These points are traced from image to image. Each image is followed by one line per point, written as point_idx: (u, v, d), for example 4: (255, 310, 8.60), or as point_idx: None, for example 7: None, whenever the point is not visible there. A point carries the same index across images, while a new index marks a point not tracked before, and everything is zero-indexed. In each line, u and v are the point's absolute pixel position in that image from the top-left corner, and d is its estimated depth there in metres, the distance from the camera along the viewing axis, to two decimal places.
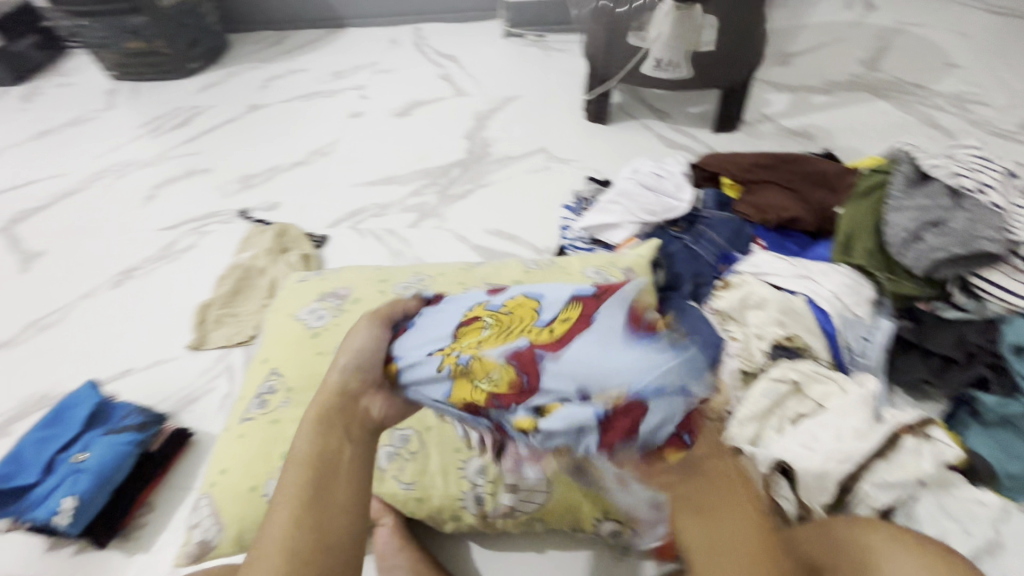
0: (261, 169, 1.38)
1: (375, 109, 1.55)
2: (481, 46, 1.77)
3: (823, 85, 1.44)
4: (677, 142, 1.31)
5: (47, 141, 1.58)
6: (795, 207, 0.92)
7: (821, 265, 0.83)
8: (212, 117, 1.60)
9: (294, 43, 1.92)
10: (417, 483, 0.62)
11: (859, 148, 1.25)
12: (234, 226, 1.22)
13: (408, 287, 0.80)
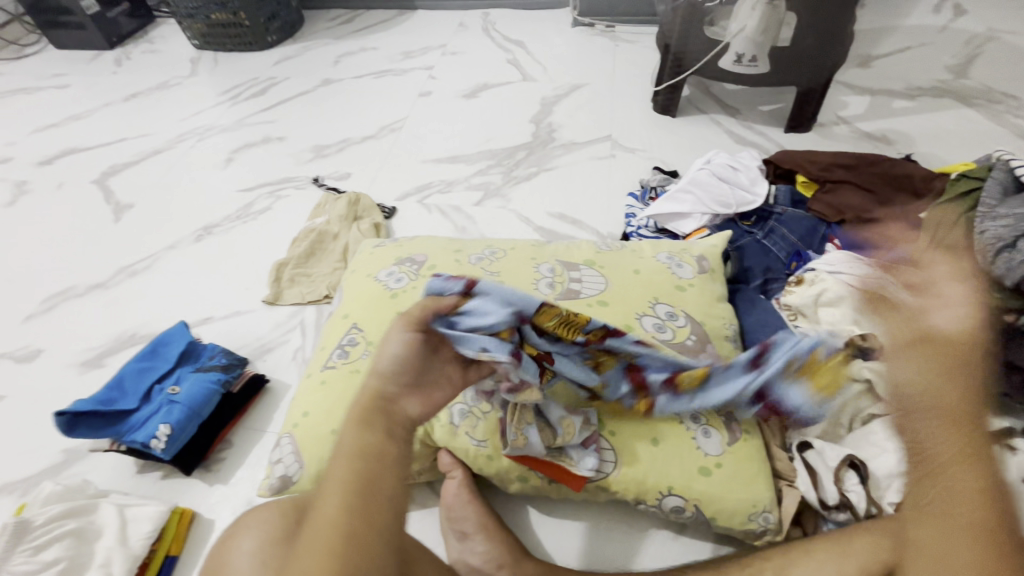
0: (333, 141, 1.43)
1: (443, 90, 1.58)
2: (549, 33, 1.78)
3: (905, 90, 1.39)
4: (746, 139, 1.29)
5: (136, 102, 1.68)
6: (875, 208, 0.90)
7: (900, 268, 0.81)
8: (287, 88, 1.67)
9: (366, 22, 1.98)
10: (488, 442, 0.65)
11: (942, 156, 1.20)
12: (308, 192, 1.27)
13: (482, 258, 0.83)
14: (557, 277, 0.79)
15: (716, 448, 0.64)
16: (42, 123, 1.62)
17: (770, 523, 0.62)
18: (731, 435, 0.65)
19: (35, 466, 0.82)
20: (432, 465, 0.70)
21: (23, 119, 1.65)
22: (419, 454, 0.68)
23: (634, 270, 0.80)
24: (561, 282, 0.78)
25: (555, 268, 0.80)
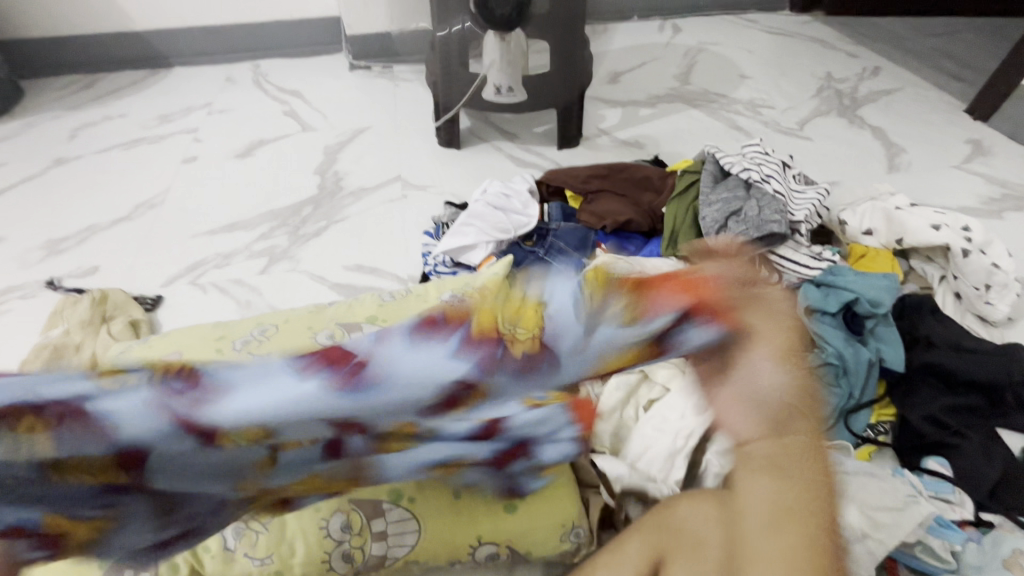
0: (73, 231, 1.20)
1: (213, 152, 1.43)
2: (326, 80, 1.73)
3: (646, 99, 1.61)
4: (527, 161, 1.37)
5: None
6: (628, 211, 1.00)
7: (653, 261, 0.91)
8: (3, 176, 1.37)
9: (110, 86, 1.72)
10: (273, 556, 0.57)
11: (681, 153, 1.41)
12: (40, 300, 1.04)
13: (249, 340, 0.74)
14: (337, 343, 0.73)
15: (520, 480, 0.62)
16: None
17: (580, 538, 0.64)
18: None
19: None
20: None
21: None
22: None
23: None
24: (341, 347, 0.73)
25: (334, 333, 0.75)
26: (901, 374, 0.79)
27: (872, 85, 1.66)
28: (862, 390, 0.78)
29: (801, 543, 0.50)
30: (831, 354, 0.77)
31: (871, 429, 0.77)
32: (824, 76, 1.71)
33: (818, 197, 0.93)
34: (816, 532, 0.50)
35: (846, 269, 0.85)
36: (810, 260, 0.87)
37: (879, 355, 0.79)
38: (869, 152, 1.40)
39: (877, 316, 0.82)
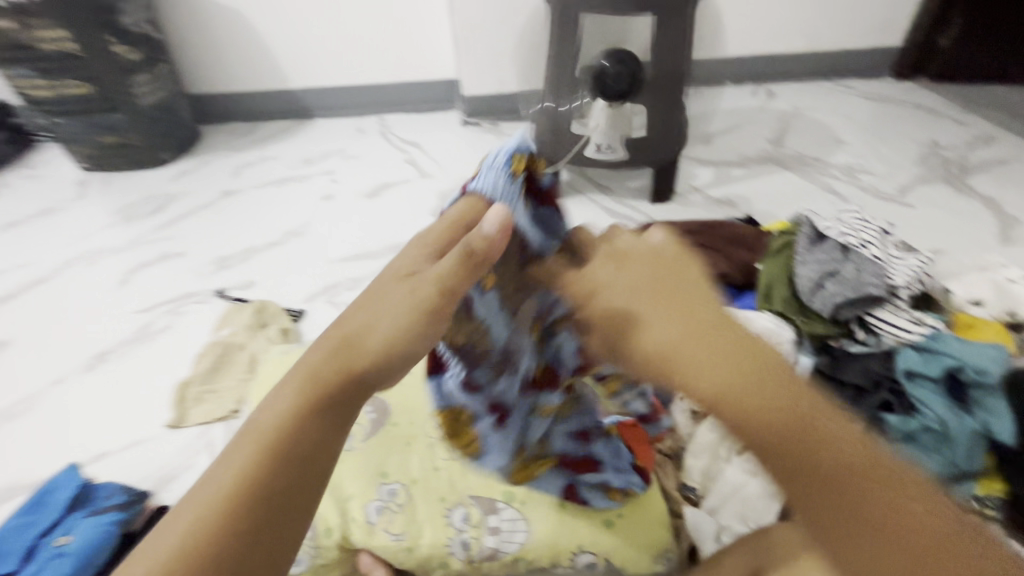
0: (237, 251, 1.44)
1: (346, 192, 1.66)
2: (442, 133, 1.96)
3: (739, 161, 1.68)
4: (621, 213, 1.48)
5: (15, 232, 1.59)
6: (722, 265, 1.07)
7: (747, 313, 0.97)
8: (186, 203, 1.67)
9: (266, 132, 2.06)
10: (406, 534, 0.67)
11: (773, 213, 1.46)
12: (212, 305, 1.26)
13: None
14: None
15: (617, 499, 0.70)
16: None
17: (671, 563, 0.69)
18: None
19: None
20: (354, 569, 0.70)
21: None
22: (339, 560, 0.68)
23: None
24: None
25: None
26: (1013, 449, 0.77)
27: (983, 154, 1.63)
28: (967, 460, 0.78)
29: (769, 375, 0.44)
30: (931, 419, 0.79)
31: (977, 501, 0.77)
32: (929, 144, 1.70)
33: (919, 264, 0.95)
34: (801, 408, 0.43)
35: (949, 336, 0.86)
36: (911, 324, 0.88)
37: (985, 426, 0.79)
38: (979, 221, 1.37)
39: (984, 386, 0.81)
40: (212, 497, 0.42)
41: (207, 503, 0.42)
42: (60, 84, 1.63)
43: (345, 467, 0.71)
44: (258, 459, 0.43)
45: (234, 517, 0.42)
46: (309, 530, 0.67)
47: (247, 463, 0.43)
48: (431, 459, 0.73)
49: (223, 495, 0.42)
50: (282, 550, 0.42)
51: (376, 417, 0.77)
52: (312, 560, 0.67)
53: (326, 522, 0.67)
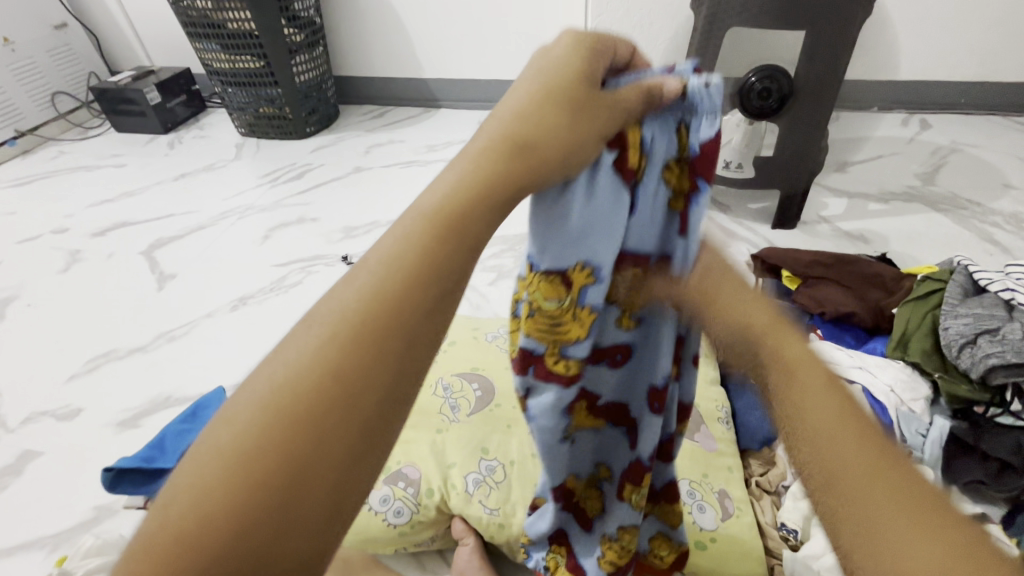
0: (361, 223, 1.56)
1: None
2: None
3: (879, 194, 1.55)
4: (738, 235, 1.43)
5: (184, 182, 1.85)
6: (851, 303, 1.00)
7: (876, 359, 0.90)
8: (322, 174, 1.85)
9: (395, 117, 2.20)
10: (500, 510, 0.70)
11: (915, 256, 1.32)
12: (338, 269, 1.38)
13: (497, 336, 0.92)
14: None
15: (711, 523, 0.70)
16: (96, 199, 1.77)
17: None
18: (724, 511, 0.71)
19: (64, 523, 0.85)
20: (445, 531, 0.74)
21: (80, 195, 1.80)
22: (435, 521, 0.72)
23: None
24: None
25: None
26: None
27: None
28: None
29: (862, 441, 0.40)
30: None
31: None
32: None
33: None
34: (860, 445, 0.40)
35: None
36: None
37: None
38: None
39: None
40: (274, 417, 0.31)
41: (325, 336, 0.34)
42: (237, 60, 1.87)
43: (449, 436, 0.77)
44: (357, 338, 0.33)
45: (364, 336, 0.34)
46: (414, 487, 0.73)
47: (389, 283, 0.35)
48: (530, 445, 0.76)
49: (292, 407, 0.31)
50: (383, 440, 0.34)
51: (482, 395, 0.82)
52: (411, 515, 0.71)
53: (429, 483, 0.73)
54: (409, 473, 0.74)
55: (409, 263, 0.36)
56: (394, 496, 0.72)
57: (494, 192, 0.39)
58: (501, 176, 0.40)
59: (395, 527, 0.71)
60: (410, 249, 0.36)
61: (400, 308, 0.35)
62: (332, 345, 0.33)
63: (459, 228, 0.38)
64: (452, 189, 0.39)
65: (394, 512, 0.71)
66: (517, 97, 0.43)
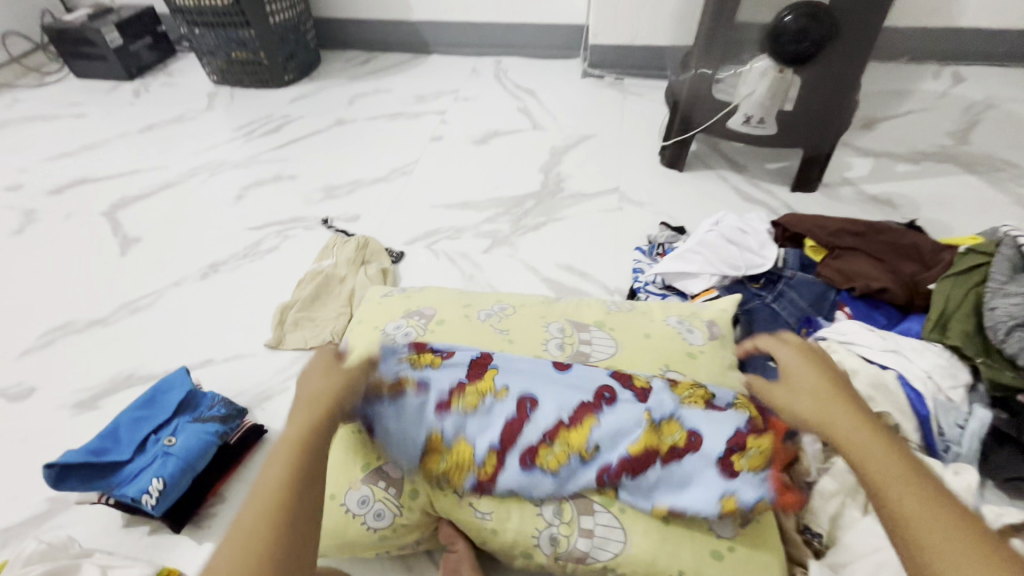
0: (344, 182, 1.43)
1: (455, 135, 1.59)
2: (560, 84, 1.81)
3: (907, 154, 1.42)
4: (754, 198, 1.31)
5: (150, 134, 1.69)
6: (883, 277, 0.91)
7: (911, 341, 0.80)
8: (302, 126, 1.69)
9: (382, 63, 2.02)
10: (493, 515, 0.62)
11: (945, 222, 1.22)
12: (317, 233, 1.27)
13: (491, 314, 0.81)
14: (566, 337, 0.77)
15: (729, 530, 0.61)
16: (53, 153, 1.62)
17: None
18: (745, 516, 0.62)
19: (13, 516, 0.78)
20: (432, 534, 0.67)
21: (35, 147, 1.65)
22: (420, 524, 0.65)
23: (645, 334, 0.78)
24: (572, 343, 0.76)
25: (564, 328, 0.79)
26: None
27: None
28: None
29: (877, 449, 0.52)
30: None
31: None
32: None
33: None
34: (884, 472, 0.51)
35: None
36: None
37: None
38: None
39: None
40: (256, 520, 0.45)
41: (245, 527, 0.45)
42: None
43: None
44: (275, 489, 0.47)
45: (283, 492, 0.47)
46: (395, 488, 0.64)
47: (281, 467, 0.49)
48: None
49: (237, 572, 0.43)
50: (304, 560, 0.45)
51: None
52: (394, 518, 0.64)
53: (414, 483, 0.64)
54: (390, 472, 0.65)
55: (295, 439, 0.51)
56: (374, 498, 0.64)
57: (323, 398, 0.56)
58: (316, 410, 0.55)
59: (375, 531, 0.64)
60: (292, 432, 0.52)
61: (319, 420, 0.54)
62: (257, 516, 0.45)
63: (320, 403, 0.55)
64: (306, 403, 0.56)
65: (374, 515, 0.64)
66: (300, 394, 0.57)
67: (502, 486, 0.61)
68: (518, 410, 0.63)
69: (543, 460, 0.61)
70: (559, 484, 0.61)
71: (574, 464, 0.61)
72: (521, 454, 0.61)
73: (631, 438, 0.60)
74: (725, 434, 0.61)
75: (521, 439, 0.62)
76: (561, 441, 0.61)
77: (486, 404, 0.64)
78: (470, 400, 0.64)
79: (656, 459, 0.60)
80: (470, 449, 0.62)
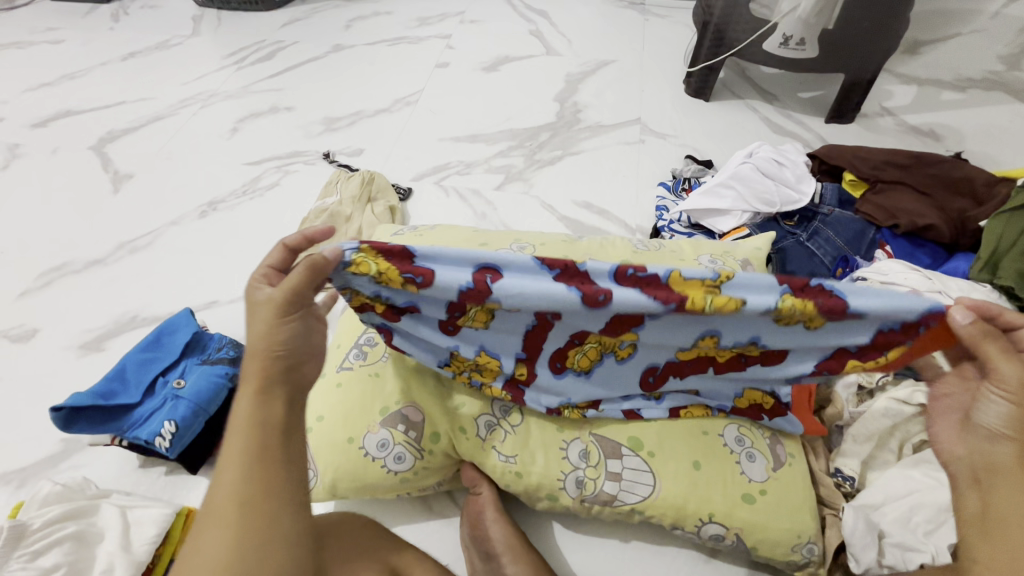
0: (344, 113, 1.33)
1: (463, 61, 1.47)
2: (574, 3, 1.66)
3: (954, 81, 1.31)
4: (786, 129, 1.22)
5: (134, 62, 1.57)
6: (930, 213, 0.84)
7: (958, 281, 0.75)
8: (296, 53, 1.57)
9: None
10: (517, 458, 0.60)
11: (992, 156, 1.14)
12: (319, 168, 1.19)
13: (510, 254, 0.76)
14: None
15: (760, 473, 0.60)
16: (32, 82, 1.51)
17: (814, 556, 0.59)
18: (776, 460, 0.61)
19: (26, 458, 0.77)
20: (453, 476, 0.66)
21: (12, 77, 1.54)
22: (442, 467, 0.64)
23: None
24: None
25: None
26: None
27: None
28: None
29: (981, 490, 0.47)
30: None
31: None
32: None
33: None
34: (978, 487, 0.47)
35: None
36: None
37: None
38: None
39: None
40: (233, 440, 0.45)
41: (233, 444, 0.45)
42: None
43: None
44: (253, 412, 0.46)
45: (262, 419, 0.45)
46: (416, 431, 0.62)
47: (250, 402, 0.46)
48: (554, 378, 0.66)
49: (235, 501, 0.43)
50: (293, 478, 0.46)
51: None
52: (414, 461, 0.62)
53: (435, 427, 0.62)
54: (410, 415, 0.62)
55: (263, 361, 0.46)
56: (394, 441, 0.62)
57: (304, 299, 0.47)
58: (287, 320, 0.47)
59: (395, 473, 0.62)
60: (265, 350, 0.46)
61: (285, 334, 0.47)
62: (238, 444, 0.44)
63: (292, 316, 0.47)
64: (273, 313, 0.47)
65: (394, 458, 0.62)
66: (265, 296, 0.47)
67: (536, 388, 0.61)
68: (538, 320, 0.53)
69: (575, 361, 0.58)
70: (590, 377, 0.60)
71: (609, 364, 0.58)
72: (551, 360, 0.58)
73: (683, 347, 0.56)
74: (817, 356, 0.54)
75: (549, 345, 0.57)
76: (594, 342, 0.56)
77: (497, 317, 0.54)
78: (478, 317, 0.54)
79: (710, 367, 0.58)
80: (496, 361, 0.58)
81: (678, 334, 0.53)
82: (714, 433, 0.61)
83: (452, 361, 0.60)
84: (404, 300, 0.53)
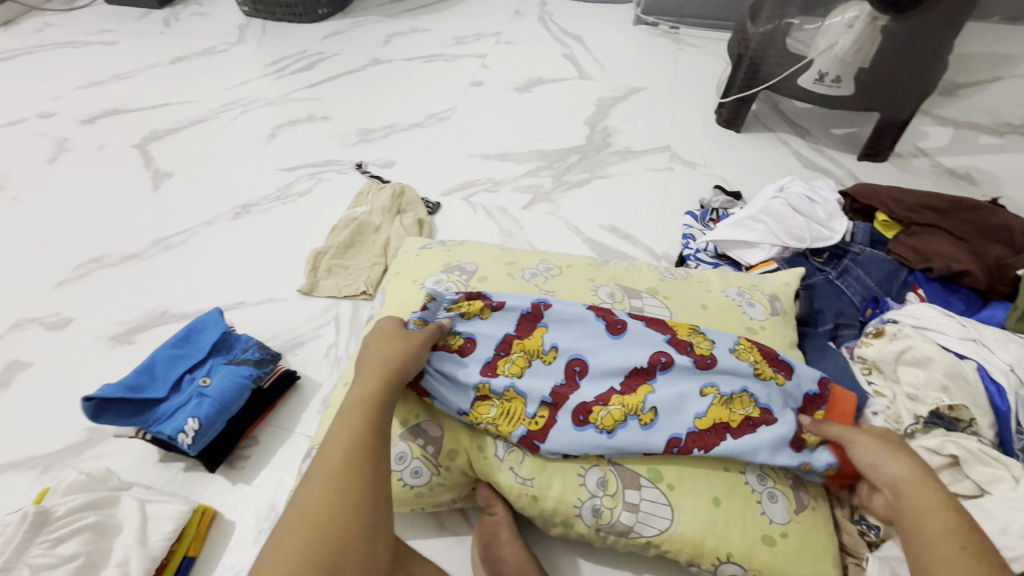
0: (379, 125, 1.37)
1: (496, 81, 1.50)
2: (609, 30, 1.68)
3: (992, 125, 1.30)
4: (817, 164, 1.21)
5: (180, 66, 1.64)
6: (965, 259, 0.82)
7: (995, 331, 0.74)
8: (335, 65, 1.61)
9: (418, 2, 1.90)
10: (534, 481, 0.60)
11: None
12: (351, 178, 1.22)
13: (536, 274, 0.77)
14: (616, 303, 0.73)
15: (782, 515, 0.58)
16: (84, 81, 1.58)
17: None
18: (798, 503, 0.60)
19: (52, 444, 0.78)
20: (468, 493, 0.66)
21: (66, 74, 1.61)
22: (457, 484, 0.63)
23: (701, 305, 0.73)
24: (621, 307, 0.72)
25: (614, 293, 0.74)
26: None
27: None
28: None
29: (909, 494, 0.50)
30: None
31: None
32: None
33: None
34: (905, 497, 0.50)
35: None
36: None
37: None
38: None
39: None
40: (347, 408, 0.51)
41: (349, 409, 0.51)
42: None
43: None
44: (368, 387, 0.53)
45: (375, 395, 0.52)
46: (434, 446, 0.62)
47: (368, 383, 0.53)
48: None
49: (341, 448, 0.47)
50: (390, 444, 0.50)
51: None
52: (431, 476, 0.62)
53: (454, 443, 0.62)
54: (429, 431, 0.62)
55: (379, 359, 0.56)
56: (412, 455, 0.62)
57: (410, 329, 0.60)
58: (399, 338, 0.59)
59: (411, 488, 0.62)
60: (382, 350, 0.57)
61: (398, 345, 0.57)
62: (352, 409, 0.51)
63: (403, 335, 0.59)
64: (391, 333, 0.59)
65: (411, 472, 0.62)
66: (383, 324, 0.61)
67: (553, 443, 0.59)
68: (567, 375, 0.62)
69: (598, 418, 0.60)
70: (608, 450, 0.59)
71: (632, 428, 0.59)
72: (574, 412, 0.60)
73: (699, 413, 0.60)
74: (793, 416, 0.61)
75: (576, 397, 0.61)
76: (617, 403, 0.60)
77: (533, 366, 0.63)
78: (518, 362, 0.63)
79: (727, 433, 0.59)
80: (522, 399, 0.61)
81: (684, 393, 0.60)
82: (736, 471, 0.60)
83: (473, 410, 0.61)
84: (466, 333, 0.65)
